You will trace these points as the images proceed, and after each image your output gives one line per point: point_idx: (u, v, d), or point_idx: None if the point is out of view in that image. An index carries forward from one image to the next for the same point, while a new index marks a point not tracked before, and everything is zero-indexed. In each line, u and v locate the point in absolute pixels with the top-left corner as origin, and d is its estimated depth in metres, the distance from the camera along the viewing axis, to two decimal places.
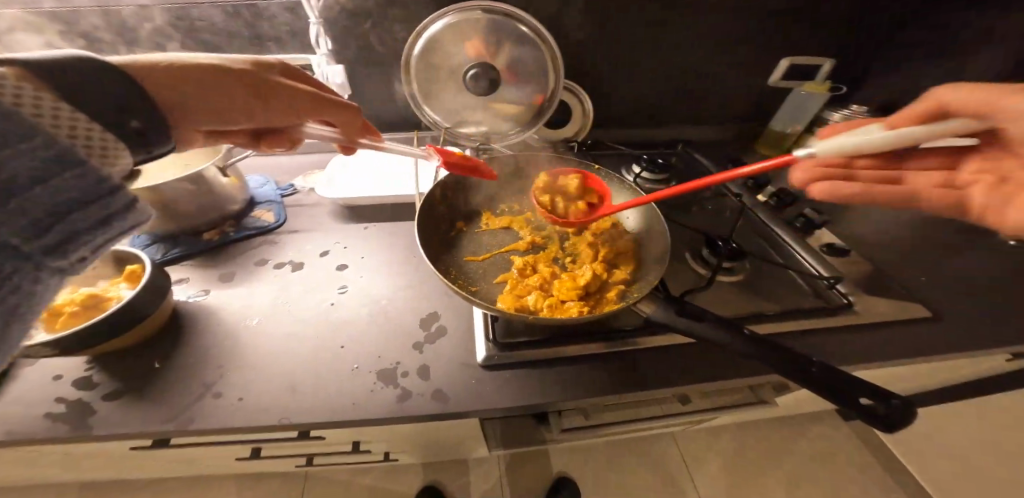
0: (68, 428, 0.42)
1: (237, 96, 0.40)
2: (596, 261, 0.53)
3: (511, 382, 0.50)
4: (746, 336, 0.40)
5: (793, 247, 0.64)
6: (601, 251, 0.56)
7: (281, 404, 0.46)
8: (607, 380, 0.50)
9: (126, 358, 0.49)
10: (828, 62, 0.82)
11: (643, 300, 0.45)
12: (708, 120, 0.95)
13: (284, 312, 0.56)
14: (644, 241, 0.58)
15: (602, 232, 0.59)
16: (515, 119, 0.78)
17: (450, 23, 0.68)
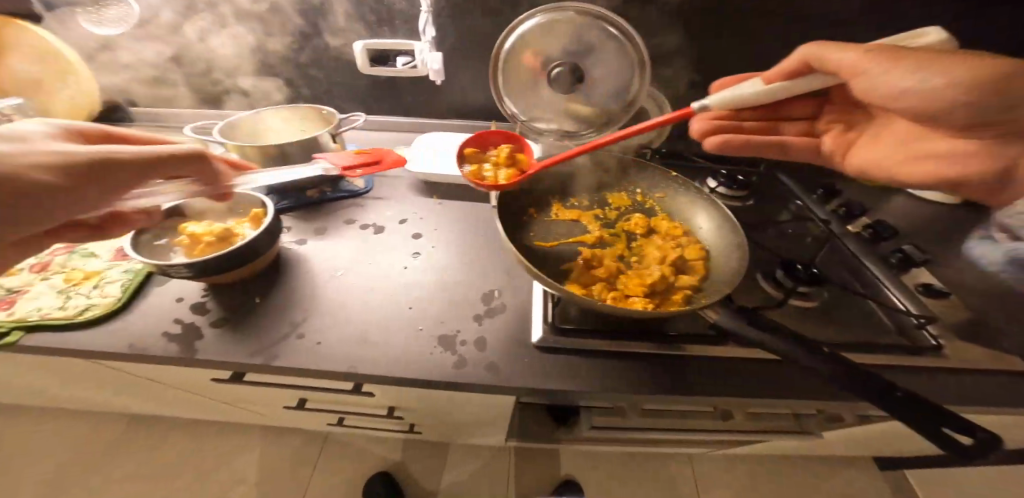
0: (179, 348, 0.49)
1: (68, 188, 0.35)
2: (665, 263, 0.52)
3: (575, 368, 0.51)
4: (827, 355, 0.40)
5: (884, 282, 0.63)
6: (671, 253, 0.54)
7: (354, 350, 0.51)
8: (673, 380, 0.51)
9: (229, 293, 0.56)
10: None
11: (710, 305, 0.46)
12: None
13: (360, 272, 0.61)
14: (715, 253, 0.55)
15: (672, 236, 0.57)
16: (589, 120, 0.79)
17: (539, 23, 0.71)
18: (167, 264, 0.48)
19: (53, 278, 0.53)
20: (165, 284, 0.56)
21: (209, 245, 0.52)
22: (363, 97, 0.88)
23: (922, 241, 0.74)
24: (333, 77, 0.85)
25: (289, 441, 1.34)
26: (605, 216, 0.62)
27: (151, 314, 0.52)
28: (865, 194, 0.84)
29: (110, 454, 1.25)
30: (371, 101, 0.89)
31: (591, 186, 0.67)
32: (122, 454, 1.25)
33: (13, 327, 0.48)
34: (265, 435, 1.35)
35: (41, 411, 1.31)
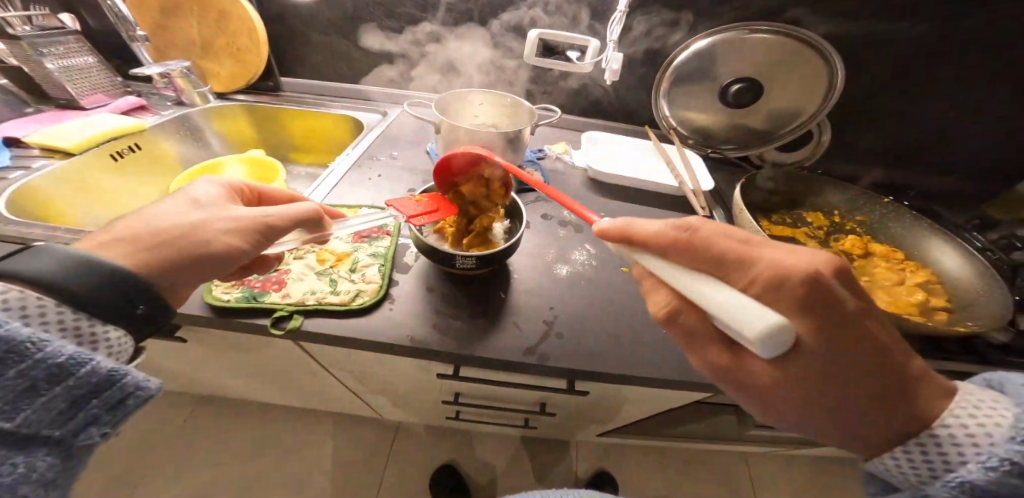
0: (454, 343, 0.49)
1: (217, 259, 0.38)
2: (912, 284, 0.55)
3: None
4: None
5: None
6: (906, 276, 0.57)
7: (614, 351, 0.53)
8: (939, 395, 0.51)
9: (474, 287, 0.57)
10: None
11: (995, 327, 0.47)
12: (957, 173, 0.88)
13: (583, 273, 0.63)
14: (953, 278, 0.57)
15: (895, 260, 0.60)
16: (752, 132, 0.84)
17: (714, 42, 0.74)
18: (458, 253, 0.48)
19: (307, 258, 0.54)
20: (409, 272, 0.56)
21: (474, 236, 0.54)
22: (527, 88, 0.92)
23: None
24: (506, 64, 0.88)
25: (363, 429, 1.28)
26: (815, 234, 0.65)
27: (413, 304, 0.52)
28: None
29: (171, 440, 1.16)
30: (533, 91, 0.92)
31: (790, 205, 0.70)
32: (185, 439, 1.17)
33: (293, 311, 0.47)
34: (337, 424, 1.27)
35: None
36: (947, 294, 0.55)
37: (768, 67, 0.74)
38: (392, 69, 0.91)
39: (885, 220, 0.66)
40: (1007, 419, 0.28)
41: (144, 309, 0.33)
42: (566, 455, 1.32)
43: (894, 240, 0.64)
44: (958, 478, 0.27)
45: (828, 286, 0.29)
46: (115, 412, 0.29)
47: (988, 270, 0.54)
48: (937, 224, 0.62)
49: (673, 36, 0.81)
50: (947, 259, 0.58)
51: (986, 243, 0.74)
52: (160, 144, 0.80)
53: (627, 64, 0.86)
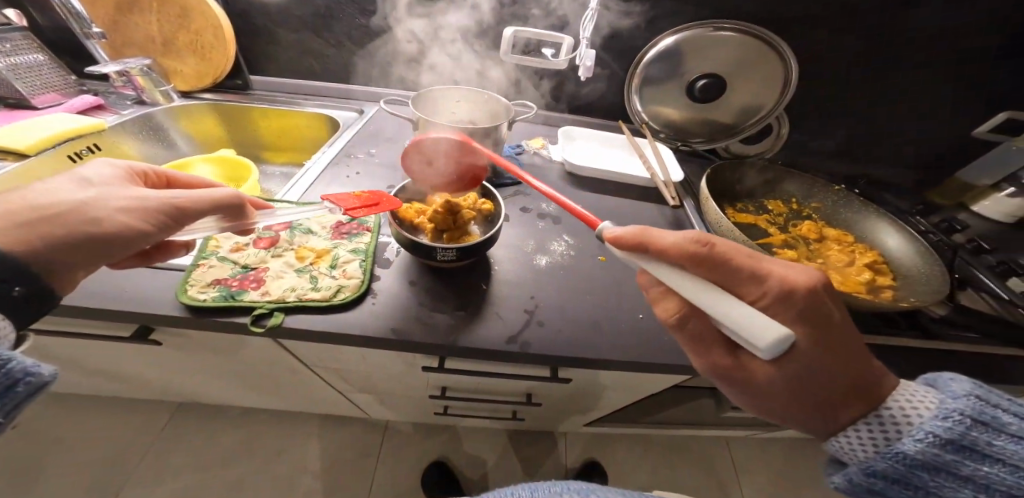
0: (439, 335, 0.50)
1: (102, 238, 0.37)
2: (862, 264, 0.59)
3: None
4: None
5: (994, 283, 0.68)
6: (857, 257, 0.61)
7: (594, 337, 0.55)
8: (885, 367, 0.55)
9: (458, 281, 0.58)
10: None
11: (935, 301, 0.52)
12: (902, 163, 0.95)
13: (562, 264, 0.64)
14: (899, 258, 0.62)
15: (847, 242, 0.65)
16: (718, 126, 0.88)
17: (682, 39, 0.78)
18: (438, 245, 0.49)
19: (285, 256, 0.53)
20: (393, 266, 0.56)
21: (455, 230, 0.55)
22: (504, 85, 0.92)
23: None
24: (483, 61, 0.89)
25: (350, 431, 1.26)
26: (776, 220, 0.70)
27: (393, 299, 0.52)
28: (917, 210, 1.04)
29: (142, 451, 1.12)
30: (510, 88, 0.93)
31: (753, 194, 0.74)
32: (161, 447, 1.12)
33: (272, 308, 0.46)
34: (323, 426, 1.25)
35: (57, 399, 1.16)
36: (894, 273, 0.60)
37: (732, 63, 0.78)
38: (367, 67, 0.90)
39: (835, 205, 0.71)
40: (937, 402, 0.32)
41: (23, 291, 0.33)
42: (554, 447, 1.35)
43: (845, 224, 0.69)
44: (898, 450, 0.30)
45: (817, 297, 0.34)
46: (4, 398, 0.26)
47: (926, 248, 0.59)
48: (877, 207, 0.67)
49: (643, 35, 0.84)
50: (889, 240, 0.64)
51: (928, 226, 0.79)
52: (122, 144, 0.76)
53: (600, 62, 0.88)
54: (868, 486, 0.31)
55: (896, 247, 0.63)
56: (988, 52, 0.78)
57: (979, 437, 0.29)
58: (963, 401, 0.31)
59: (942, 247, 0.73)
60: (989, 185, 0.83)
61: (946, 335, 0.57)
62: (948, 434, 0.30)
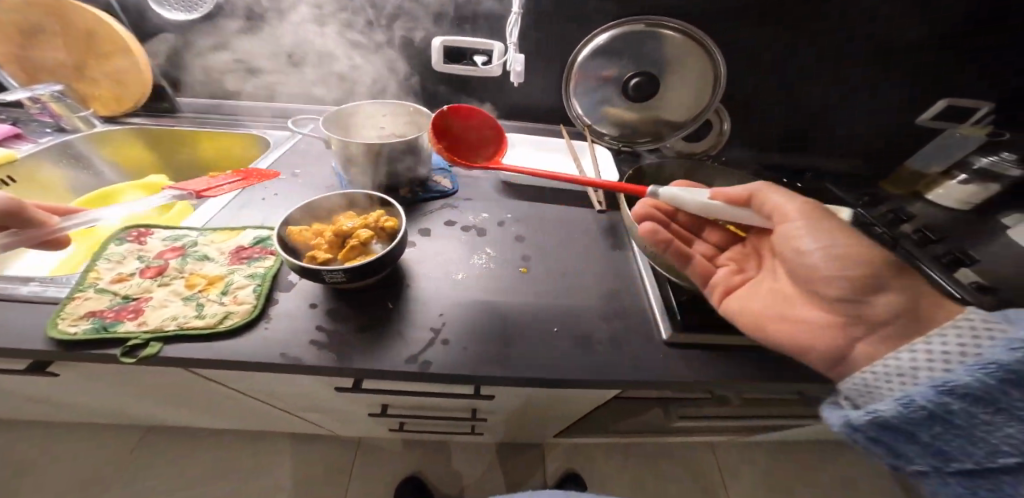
0: (332, 358, 0.48)
1: None
2: (782, 264, 0.56)
3: (713, 364, 0.55)
4: None
5: (939, 276, 0.64)
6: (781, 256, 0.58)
7: (501, 355, 0.53)
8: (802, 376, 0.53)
9: (363, 300, 0.55)
10: (989, 107, 0.81)
11: None
12: (856, 154, 0.92)
13: (480, 276, 0.61)
14: None
15: None
16: (654, 127, 0.86)
17: (615, 36, 0.75)
18: (325, 269, 0.46)
19: (173, 283, 0.52)
20: (295, 288, 0.54)
21: (350, 249, 0.51)
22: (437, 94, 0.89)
23: None
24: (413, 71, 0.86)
25: (317, 448, 1.24)
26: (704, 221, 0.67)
27: (289, 322, 0.50)
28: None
29: (101, 481, 1.10)
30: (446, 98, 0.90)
31: None
32: (122, 473, 1.11)
33: (149, 339, 0.45)
34: (289, 444, 1.23)
35: (20, 427, 1.15)
36: None
37: (665, 61, 0.76)
38: (292, 84, 0.87)
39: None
40: (980, 350, 0.32)
41: None
42: (530, 456, 1.33)
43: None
44: (906, 397, 0.33)
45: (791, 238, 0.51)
46: None
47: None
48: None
49: (573, 36, 0.81)
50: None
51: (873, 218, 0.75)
52: (41, 171, 0.76)
53: (532, 67, 0.85)
54: (864, 429, 0.35)
55: None
56: (930, 37, 0.74)
57: (1009, 389, 0.29)
58: (1013, 353, 0.29)
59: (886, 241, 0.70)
60: (937, 172, 0.86)
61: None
62: (979, 386, 0.30)
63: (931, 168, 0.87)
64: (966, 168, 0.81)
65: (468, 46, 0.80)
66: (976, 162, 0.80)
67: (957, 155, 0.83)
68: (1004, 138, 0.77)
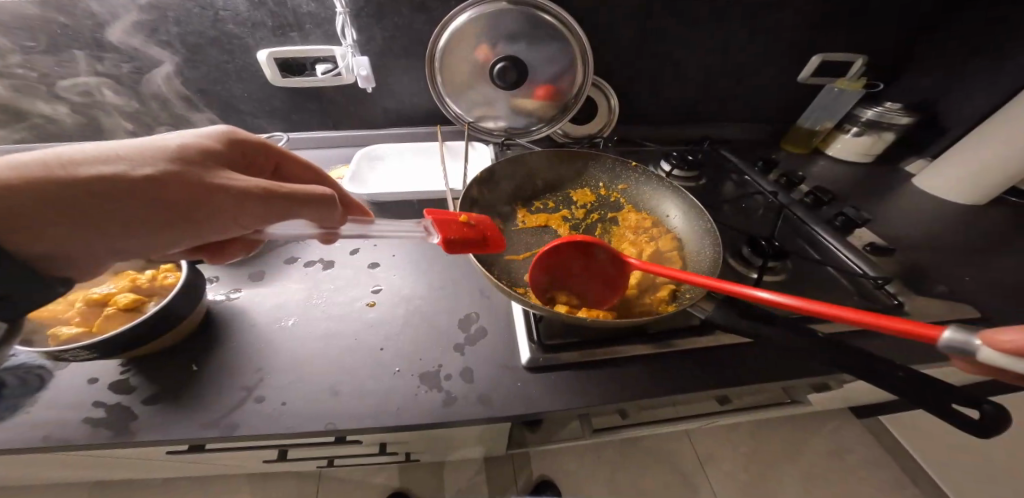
0: (108, 433, 0.42)
1: None
2: (642, 260, 0.54)
3: (563, 388, 0.50)
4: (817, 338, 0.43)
5: (834, 246, 0.64)
6: (644, 250, 0.55)
7: (325, 408, 0.47)
8: (665, 381, 0.51)
9: (162, 362, 0.48)
10: (862, 59, 0.82)
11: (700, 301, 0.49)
12: None
13: (317, 315, 0.55)
14: (688, 243, 0.56)
15: (642, 229, 0.58)
16: (537, 116, 0.77)
17: (473, 17, 0.66)
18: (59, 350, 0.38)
19: None
20: (74, 362, 0.47)
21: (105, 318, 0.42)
22: (289, 109, 0.79)
23: (861, 202, 0.80)
24: (252, 89, 0.76)
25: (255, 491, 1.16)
26: (574, 216, 0.62)
27: (62, 400, 0.44)
28: (806, 161, 0.91)
29: None
30: (301, 113, 0.80)
31: (553, 188, 0.65)
32: None
33: None
34: (224, 489, 1.16)
35: None
36: (679, 265, 0.55)
37: (529, 42, 0.67)
38: (122, 120, 0.77)
39: (638, 184, 0.64)
40: None
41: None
42: (507, 469, 1.22)
43: (645, 205, 0.63)
44: None
45: None
46: None
47: (706, 225, 0.56)
48: (670, 180, 0.61)
49: (418, 27, 0.71)
50: (673, 219, 0.60)
51: (769, 190, 0.75)
52: None
53: (385, 67, 0.75)
54: None
55: (687, 230, 0.59)
56: None
57: None
58: None
59: (772, 209, 0.72)
60: (831, 127, 0.90)
61: (715, 331, 0.55)
62: None
63: (823, 124, 0.90)
64: (856, 121, 0.87)
65: (302, 55, 0.71)
66: (863, 115, 0.85)
67: (843, 108, 0.88)
68: (876, 89, 0.92)
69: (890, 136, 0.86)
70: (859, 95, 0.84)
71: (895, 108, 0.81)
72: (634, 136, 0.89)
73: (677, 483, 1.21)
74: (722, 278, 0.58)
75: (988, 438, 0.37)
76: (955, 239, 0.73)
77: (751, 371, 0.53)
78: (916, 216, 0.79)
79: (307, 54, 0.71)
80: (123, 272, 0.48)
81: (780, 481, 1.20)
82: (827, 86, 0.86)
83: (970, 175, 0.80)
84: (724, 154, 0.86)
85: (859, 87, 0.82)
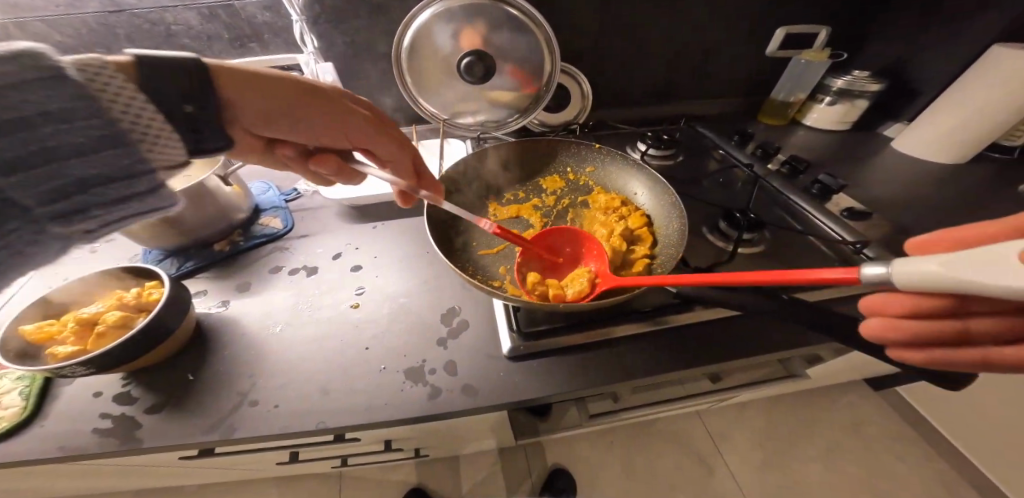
0: (117, 442, 0.45)
1: None
2: (614, 238, 0.53)
3: (543, 374, 0.51)
4: (786, 301, 0.42)
5: (811, 214, 0.64)
6: (614, 228, 0.55)
7: (316, 408, 0.48)
8: (646, 359, 0.52)
9: (161, 373, 0.50)
10: (824, 30, 0.79)
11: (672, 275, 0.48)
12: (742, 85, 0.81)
13: (303, 321, 0.56)
14: (659, 219, 0.56)
15: (613, 209, 0.58)
16: (511, 107, 0.77)
17: (433, 13, 0.66)
18: (56, 366, 0.41)
19: None
20: (80, 378, 0.50)
21: (98, 336, 0.45)
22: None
23: (846, 167, 0.78)
24: None
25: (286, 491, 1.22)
26: (544, 204, 0.62)
27: (71, 414, 0.47)
28: (787, 130, 0.89)
29: None
30: None
31: (524, 178, 0.66)
32: None
33: None
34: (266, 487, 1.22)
35: None
36: (651, 242, 0.55)
37: (490, 33, 0.68)
38: None
39: (605, 166, 0.64)
40: None
41: (193, 110, 0.37)
42: (519, 461, 1.24)
43: (614, 186, 0.63)
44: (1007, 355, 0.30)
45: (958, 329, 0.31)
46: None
47: (672, 199, 0.56)
48: (637, 159, 0.61)
49: (375, 28, 0.71)
50: (641, 196, 0.60)
51: (744, 163, 0.74)
52: None
53: (349, 70, 0.76)
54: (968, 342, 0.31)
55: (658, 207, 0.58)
56: None
57: None
58: None
59: (749, 182, 0.71)
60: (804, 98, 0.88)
61: (695, 307, 0.55)
62: None
63: (797, 95, 0.87)
64: (827, 91, 0.86)
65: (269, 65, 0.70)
66: (834, 84, 0.84)
67: (814, 79, 0.85)
68: (841, 58, 0.88)
69: (864, 103, 0.84)
70: (827, 65, 0.82)
71: (864, 76, 0.81)
72: (609, 119, 0.89)
73: (690, 464, 1.20)
74: (699, 254, 0.58)
75: (957, 390, 0.39)
76: (943, 198, 0.71)
77: (737, 346, 0.53)
78: (901, 176, 0.77)
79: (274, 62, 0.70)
80: (112, 292, 0.51)
81: (795, 456, 1.19)
82: (794, 59, 0.84)
83: (952, 135, 0.77)
84: (700, 131, 0.85)
85: (825, 58, 0.80)
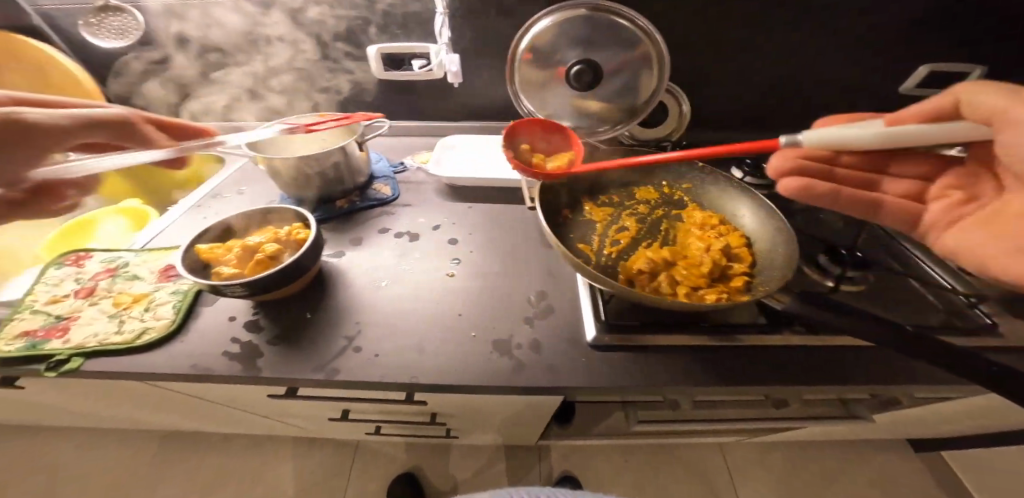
0: (241, 367, 0.49)
1: None
2: (715, 251, 0.56)
3: (627, 367, 0.53)
4: (907, 333, 0.42)
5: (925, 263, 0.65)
6: (715, 242, 0.57)
7: (413, 363, 0.52)
8: (726, 371, 0.53)
9: (283, 309, 0.56)
10: (979, 70, 0.80)
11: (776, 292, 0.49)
12: None
13: (404, 283, 0.61)
14: (758, 242, 0.59)
15: (711, 225, 0.61)
16: (606, 117, 0.81)
17: (552, 22, 0.71)
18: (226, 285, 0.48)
19: (102, 302, 0.52)
20: (218, 303, 0.55)
21: (258, 263, 0.52)
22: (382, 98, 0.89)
23: None
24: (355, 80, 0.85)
25: (311, 456, 1.25)
26: (639, 211, 0.66)
27: (207, 333, 0.52)
28: None
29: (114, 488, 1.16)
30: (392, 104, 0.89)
31: (621, 184, 0.69)
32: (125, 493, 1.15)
33: (72, 354, 0.47)
34: (296, 447, 1.27)
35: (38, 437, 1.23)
36: (751, 261, 0.57)
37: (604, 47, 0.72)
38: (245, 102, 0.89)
39: (703, 185, 0.67)
40: None
41: None
42: (534, 464, 1.24)
43: (710, 205, 0.66)
44: None
45: None
46: None
47: (778, 224, 0.58)
48: (738, 181, 0.64)
49: (506, 29, 0.78)
50: (740, 218, 0.62)
51: None
52: None
53: (470, 64, 0.82)
54: None
55: (758, 231, 0.60)
56: None
57: None
58: None
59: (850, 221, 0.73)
60: None
61: (784, 331, 0.57)
62: None
63: None
64: None
65: (404, 50, 0.79)
66: None
67: None
68: None
69: None
70: None
71: None
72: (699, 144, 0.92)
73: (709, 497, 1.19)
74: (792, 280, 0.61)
75: None
76: None
77: (821, 376, 0.53)
78: None
79: (405, 50, 0.79)
80: (266, 230, 0.58)
81: None
82: None
83: None
84: None
85: None
